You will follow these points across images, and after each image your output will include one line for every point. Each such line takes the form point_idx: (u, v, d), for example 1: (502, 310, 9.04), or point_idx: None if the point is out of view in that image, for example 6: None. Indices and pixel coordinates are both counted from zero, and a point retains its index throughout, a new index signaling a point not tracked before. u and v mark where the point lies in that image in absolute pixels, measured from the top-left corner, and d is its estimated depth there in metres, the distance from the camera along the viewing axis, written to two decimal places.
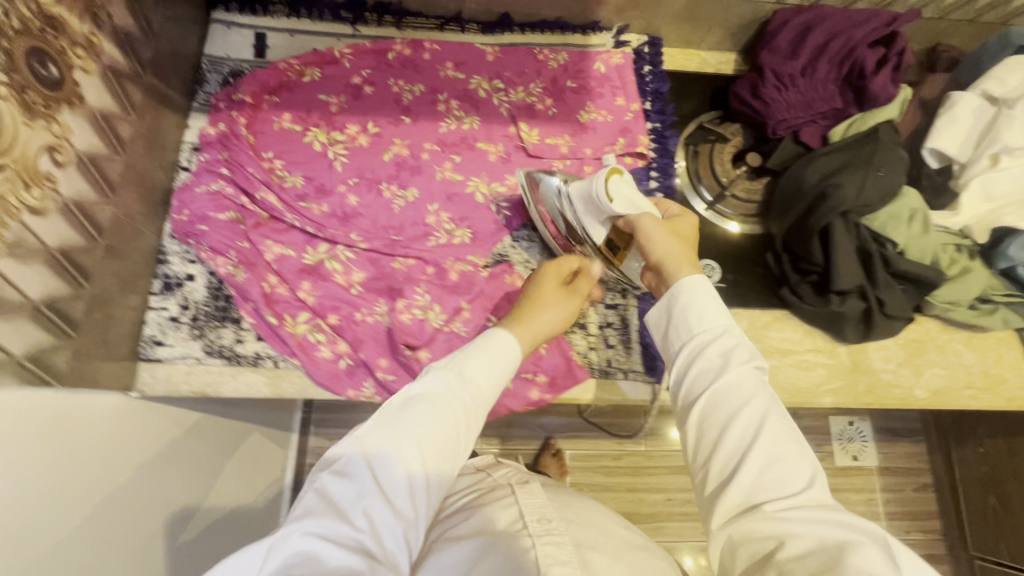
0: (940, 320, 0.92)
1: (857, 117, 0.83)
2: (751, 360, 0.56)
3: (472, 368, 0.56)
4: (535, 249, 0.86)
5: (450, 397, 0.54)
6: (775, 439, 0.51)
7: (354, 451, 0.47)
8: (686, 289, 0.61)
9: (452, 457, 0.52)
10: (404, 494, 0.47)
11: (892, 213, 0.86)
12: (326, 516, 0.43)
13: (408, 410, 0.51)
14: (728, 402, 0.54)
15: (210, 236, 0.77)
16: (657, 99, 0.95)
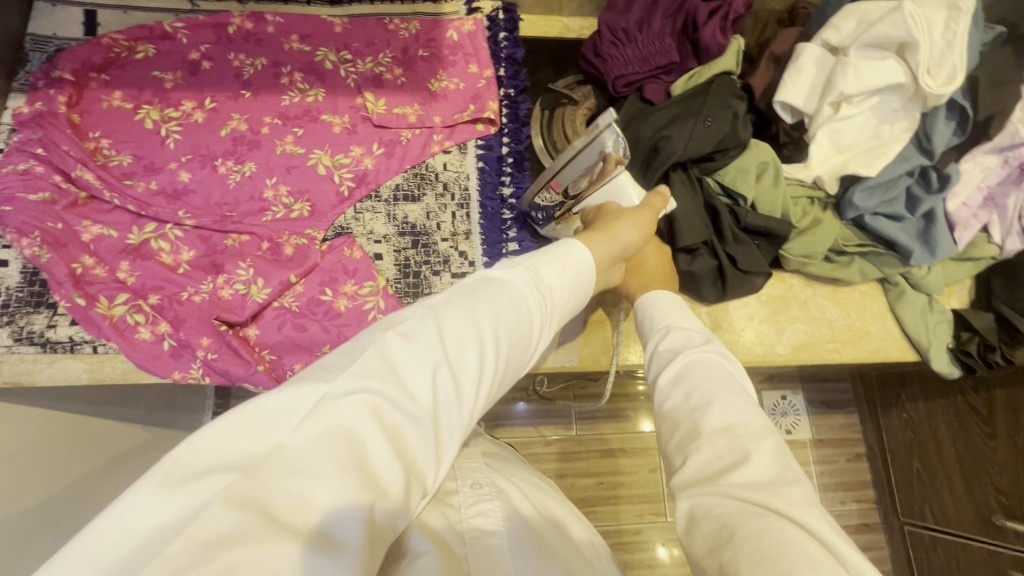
0: (803, 276, 0.90)
1: (697, 70, 0.82)
2: (711, 344, 0.58)
3: (565, 268, 0.53)
4: (379, 219, 0.84)
5: (538, 290, 0.50)
6: (739, 413, 0.49)
7: (422, 323, 0.43)
8: (646, 300, 0.68)
9: (522, 354, 0.48)
10: (469, 388, 0.43)
11: (740, 168, 0.84)
12: (387, 385, 0.39)
13: (486, 298, 0.47)
14: (693, 373, 0.54)
15: (15, 218, 0.73)
16: (510, 64, 0.94)
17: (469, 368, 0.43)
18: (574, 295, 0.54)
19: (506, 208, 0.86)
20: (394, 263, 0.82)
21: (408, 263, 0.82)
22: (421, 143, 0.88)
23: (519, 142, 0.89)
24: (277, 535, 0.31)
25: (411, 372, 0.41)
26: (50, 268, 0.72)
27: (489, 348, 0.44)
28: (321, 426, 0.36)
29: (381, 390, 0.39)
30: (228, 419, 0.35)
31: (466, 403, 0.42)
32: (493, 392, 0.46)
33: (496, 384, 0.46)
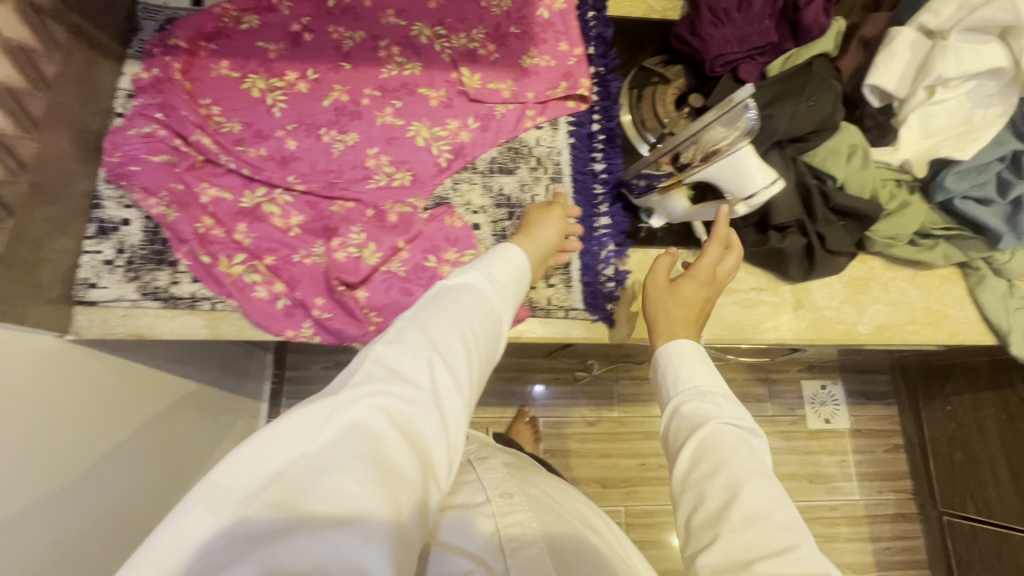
0: (883, 258, 0.92)
1: (794, 52, 0.84)
2: (734, 414, 0.56)
3: (504, 266, 0.56)
4: (476, 190, 0.86)
5: (495, 286, 0.54)
6: (769, 502, 0.48)
7: (414, 332, 0.46)
8: (677, 346, 0.62)
9: (501, 349, 0.52)
10: (463, 378, 0.46)
11: (831, 149, 0.86)
12: (392, 385, 0.42)
13: (460, 301, 0.50)
14: (717, 450, 0.53)
15: (142, 176, 0.76)
16: (600, 43, 0.95)
17: (455, 360, 0.46)
18: (521, 278, 0.58)
19: (598, 183, 0.88)
20: (491, 233, 0.85)
21: (505, 234, 0.85)
22: (515, 119, 0.90)
23: (611, 119, 0.91)
24: (318, 525, 0.34)
25: (404, 370, 0.43)
26: (175, 226, 0.76)
27: (468, 341, 0.48)
28: (331, 430, 0.39)
29: (390, 392, 0.42)
30: (255, 440, 0.38)
31: (463, 389, 0.45)
32: (482, 376, 0.50)
33: (484, 369, 0.50)
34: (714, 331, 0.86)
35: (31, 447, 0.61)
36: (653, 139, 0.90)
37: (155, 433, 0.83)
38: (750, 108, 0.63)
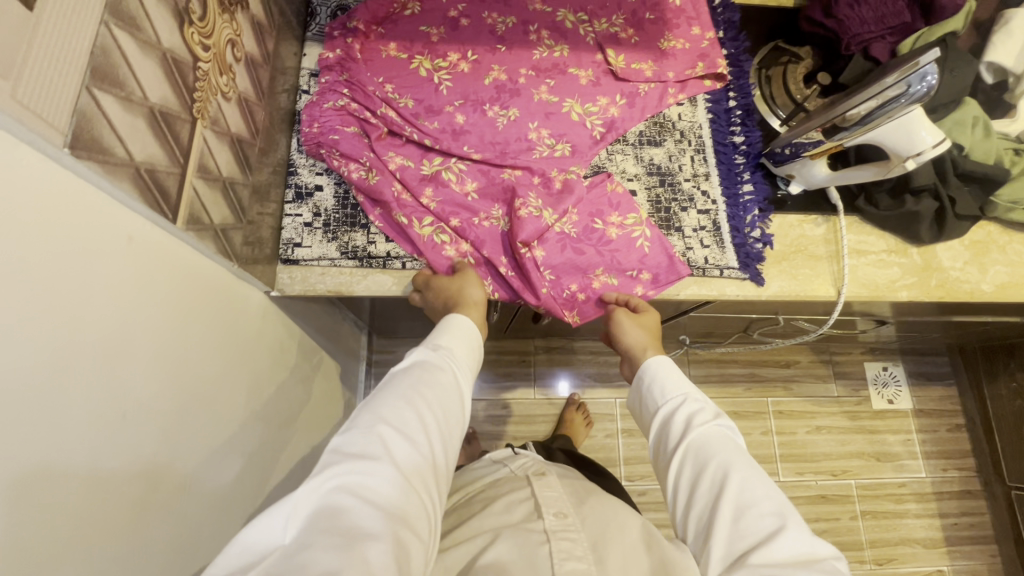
0: (999, 224, 0.99)
1: (923, 31, 0.91)
2: (716, 419, 0.66)
3: (452, 336, 0.69)
4: (630, 160, 0.93)
5: (451, 360, 0.66)
6: (746, 490, 0.57)
7: (375, 424, 0.54)
8: (651, 362, 0.75)
9: (455, 433, 0.60)
10: (420, 443, 0.55)
11: (958, 120, 0.91)
12: (347, 469, 0.49)
13: (408, 385, 0.59)
14: (700, 452, 0.62)
15: (341, 144, 0.84)
16: (729, 27, 1.03)
17: (410, 435, 0.54)
18: (468, 364, 0.68)
19: (739, 154, 0.95)
20: (647, 199, 0.92)
21: (659, 200, 0.92)
22: (659, 96, 0.97)
23: (746, 96, 0.98)
24: None
25: (367, 446, 0.52)
26: (376, 189, 0.83)
27: (425, 413, 0.57)
28: (312, 499, 0.46)
29: (346, 462, 0.49)
30: (236, 543, 0.43)
31: (423, 453, 0.54)
32: (446, 447, 0.58)
33: (441, 442, 0.57)
34: (853, 289, 0.92)
35: (172, 374, 0.55)
36: (784, 115, 0.97)
37: (261, 394, 0.77)
38: (919, 82, 0.70)
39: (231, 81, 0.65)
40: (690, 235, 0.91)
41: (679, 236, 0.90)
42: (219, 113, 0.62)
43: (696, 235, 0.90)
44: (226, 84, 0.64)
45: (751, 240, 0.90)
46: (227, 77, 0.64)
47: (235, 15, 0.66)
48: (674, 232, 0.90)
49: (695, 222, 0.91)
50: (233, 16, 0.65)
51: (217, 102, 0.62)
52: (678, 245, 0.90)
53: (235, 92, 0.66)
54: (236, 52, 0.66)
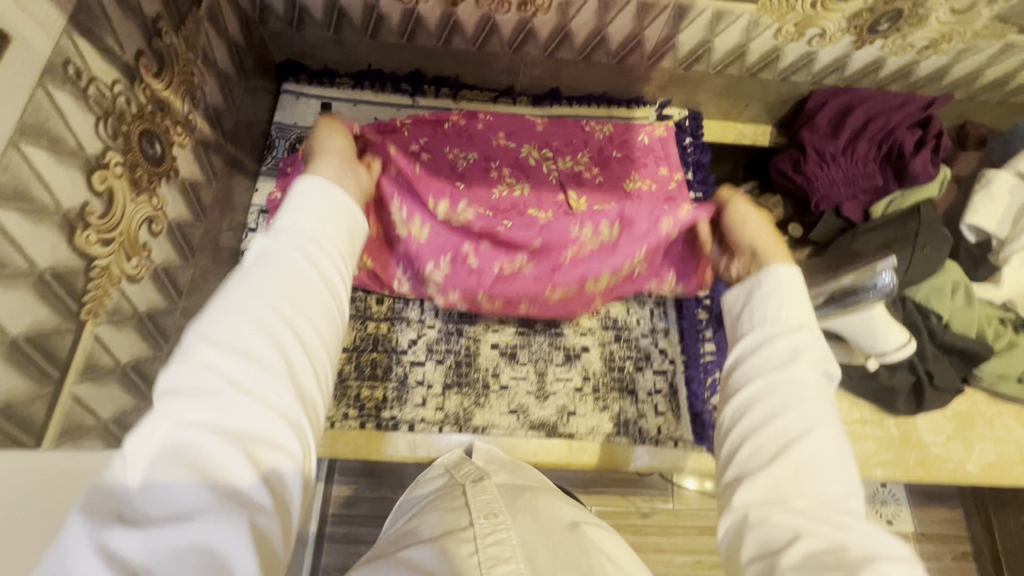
0: (987, 392, 0.91)
1: (897, 194, 0.87)
2: (824, 364, 0.49)
3: (301, 213, 0.49)
4: (585, 312, 0.89)
5: (310, 258, 0.47)
6: (829, 444, 0.44)
7: (208, 333, 0.40)
8: (775, 273, 0.55)
9: (321, 302, 0.45)
10: (265, 366, 0.39)
11: (936, 286, 0.86)
12: (179, 398, 0.37)
13: (254, 272, 0.44)
14: (793, 386, 0.47)
15: None
16: (699, 169, 0.99)
17: (254, 332, 0.40)
18: (334, 240, 0.50)
19: (701, 309, 0.90)
20: (600, 356, 0.86)
21: (613, 357, 0.86)
22: None
23: None
24: None
25: (189, 372, 0.38)
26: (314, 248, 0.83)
27: (275, 309, 0.42)
28: (141, 466, 0.35)
29: (169, 403, 0.37)
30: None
31: (269, 333, 0.41)
32: (311, 372, 0.42)
33: (308, 326, 0.43)
34: None
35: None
36: None
37: None
38: (871, 289, 0.66)
39: (143, 261, 0.62)
40: (644, 399, 0.85)
41: (632, 401, 0.84)
42: (122, 299, 0.59)
43: (650, 400, 0.84)
44: (135, 266, 0.61)
45: (708, 408, 0.84)
46: (138, 258, 0.61)
47: (158, 189, 0.64)
48: (626, 395, 0.84)
49: (650, 384, 0.86)
50: (154, 193, 0.63)
51: (120, 288, 0.59)
52: (630, 412, 0.84)
53: (149, 268, 0.63)
54: (155, 225, 0.64)
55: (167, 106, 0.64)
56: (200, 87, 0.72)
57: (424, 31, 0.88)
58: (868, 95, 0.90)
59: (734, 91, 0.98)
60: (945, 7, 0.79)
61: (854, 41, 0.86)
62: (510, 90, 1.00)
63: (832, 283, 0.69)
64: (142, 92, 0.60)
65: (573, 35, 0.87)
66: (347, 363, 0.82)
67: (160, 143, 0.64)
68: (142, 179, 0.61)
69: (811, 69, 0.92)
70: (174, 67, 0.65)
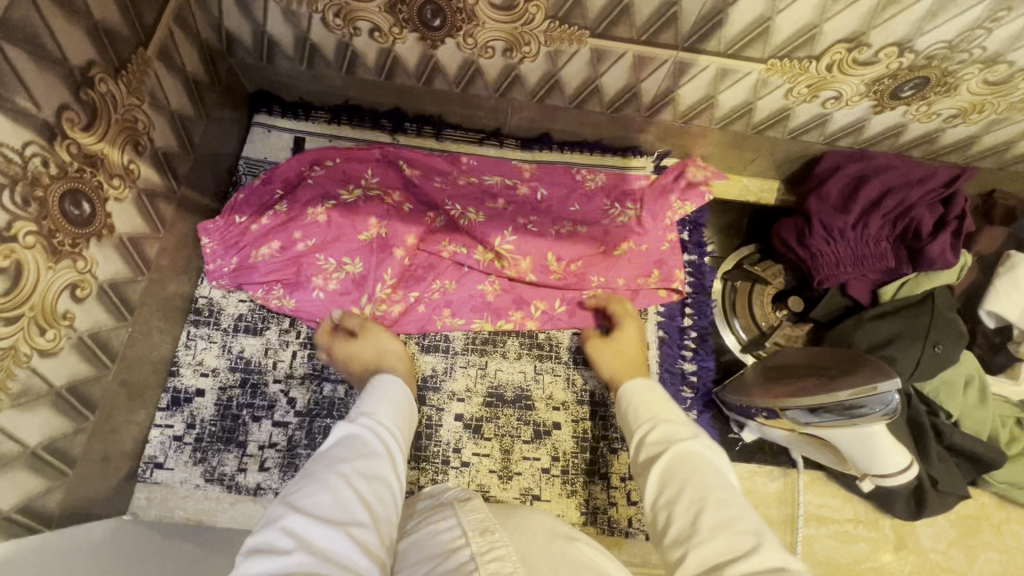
0: (995, 495, 0.84)
1: (910, 278, 0.79)
2: (696, 436, 0.54)
3: (377, 401, 0.61)
4: (559, 383, 0.82)
5: (379, 426, 0.57)
6: (734, 505, 0.46)
7: (289, 505, 0.45)
8: (633, 385, 0.63)
9: (383, 476, 0.52)
10: (342, 524, 0.44)
11: (947, 381, 0.78)
12: (271, 554, 0.41)
13: (330, 457, 0.52)
14: (677, 469, 0.50)
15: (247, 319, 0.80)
16: (695, 230, 0.92)
17: (334, 497, 0.46)
18: (396, 421, 0.60)
19: (687, 386, 0.83)
20: (572, 434, 0.80)
21: (586, 436, 0.80)
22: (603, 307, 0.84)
23: (704, 318, 0.87)
24: None
25: (278, 541, 0.42)
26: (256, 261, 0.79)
27: (348, 483, 0.48)
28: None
29: (258, 559, 0.40)
30: None
31: (353, 503, 0.47)
32: (376, 518, 0.47)
33: (373, 502, 0.48)
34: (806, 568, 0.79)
35: None
36: (744, 335, 0.87)
37: None
38: (873, 407, 0.59)
39: (62, 331, 0.57)
40: (616, 485, 0.78)
41: (603, 486, 0.78)
42: (32, 378, 0.54)
43: (624, 486, 0.78)
44: (51, 339, 0.56)
45: None
46: (55, 330, 0.56)
47: (86, 251, 0.59)
48: (597, 480, 0.78)
49: (625, 468, 0.79)
50: (79, 255, 0.58)
51: (29, 367, 0.53)
52: (599, 498, 0.78)
53: (71, 337, 0.59)
54: (80, 291, 0.59)
55: (100, 161, 0.59)
56: (146, 134, 0.66)
57: (402, 70, 0.81)
58: (887, 166, 0.82)
59: (738, 146, 0.90)
60: (979, 78, 0.70)
61: (873, 106, 0.77)
62: (497, 133, 0.93)
63: (828, 395, 0.61)
64: (66, 150, 0.54)
65: (563, 83, 0.79)
66: (298, 428, 0.77)
67: (91, 202, 0.58)
68: (63, 245, 0.55)
69: (825, 130, 0.84)
70: (110, 117, 0.60)
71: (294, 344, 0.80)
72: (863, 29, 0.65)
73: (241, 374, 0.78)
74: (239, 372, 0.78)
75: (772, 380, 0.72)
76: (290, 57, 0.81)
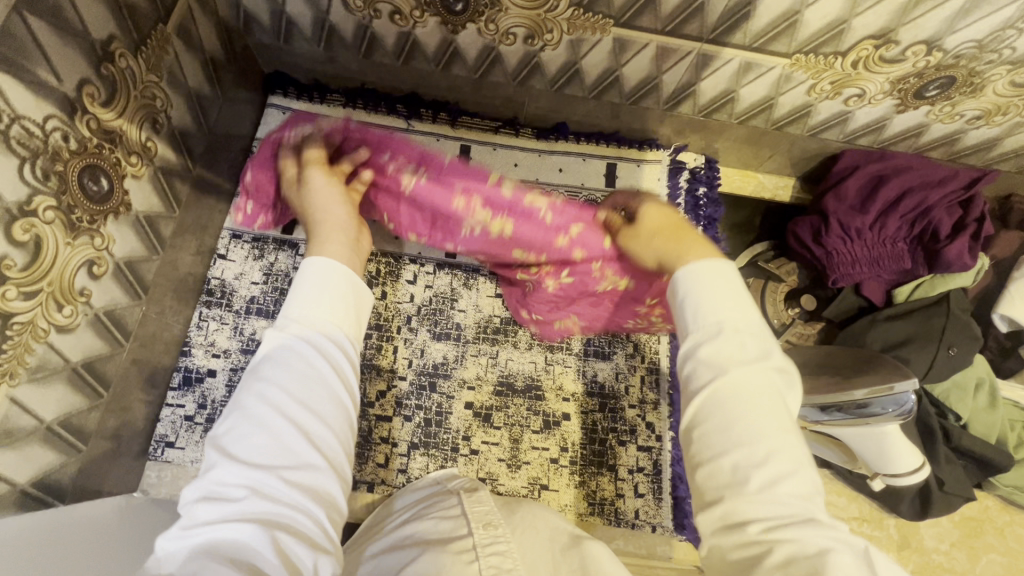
0: (1000, 499, 0.84)
1: (926, 279, 0.79)
2: (764, 359, 0.43)
3: (304, 296, 0.49)
4: (570, 375, 0.82)
5: (314, 330, 0.47)
6: (788, 460, 0.39)
7: (221, 448, 0.41)
8: (692, 271, 0.48)
9: (326, 393, 0.45)
10: (284, 468, 0.41)
11: (958, 384, 0.78)
12: (208, 506, 0.39)
13: (260, 378, 0.45)
14: (737, 404, 0.41)
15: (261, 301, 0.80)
16: (710, 225, 0.90)
17: (265, 436, 0.41)
18: (341, 321, 0.49)
19: None
20: (581, 425, 0.80)
21: (596, 428, 0.80)
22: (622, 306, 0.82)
23: None
24: None
25: (215, 493, 0.39)
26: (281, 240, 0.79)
27: (283, 418, 0.42)
28: (176, 560, 0.37)
29: (201, 508, 0.39)
30: None
31: (287, 439, 0.41)
32: (321, 447, 0.43)
33: (315, 430, 0.43)
34: None
35: None
36: None
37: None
38: (885, 407, 0.59)
39: (79, 308, 0.57)
40: (624, 477, 0.79)
41: (611, 478, 0.78)
42: (49, 354, 0.54)
43: (631, 478, 0.78)
44: (68, 316, 0.56)
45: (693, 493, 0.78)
46: (72, 307, 0.56)
47: (103, 227, 0.58)
48: (605, 471, 0.78)
49: (633, 461, 0.79)
50: (97, 232, 0.57)
51: (46, 342, 0.53)
52: (607, 489, 0.78)
53: (87, 314, 0.59)
54: (97, 268, 0.59)
55: (118, 137, 0.59)
56: (164, 111, 0.66)
57: (421, 55, 0.80)
58: (908, 166, 0.81)
59: (756, 141, 0.89)
60: (1006, 79, 0.69)
61: (896, 104, 0.76)
62: (512, 121, 0.92)
63: (842, 393, 0.61)
64: (85, 124, 0.54)
65: (583, 73, 0.79)
66: None
67: (109, 178, 0.58)
68: (80, 220, 0.55)
69: (845, 128, 0.83)
70: (129, 92, 0.59)
71: None
72: (892, 25, 0.63)
73: (253, 356, 0.78)
74: (251, 354, 0.78)
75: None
76: (308, 38, 0.80)
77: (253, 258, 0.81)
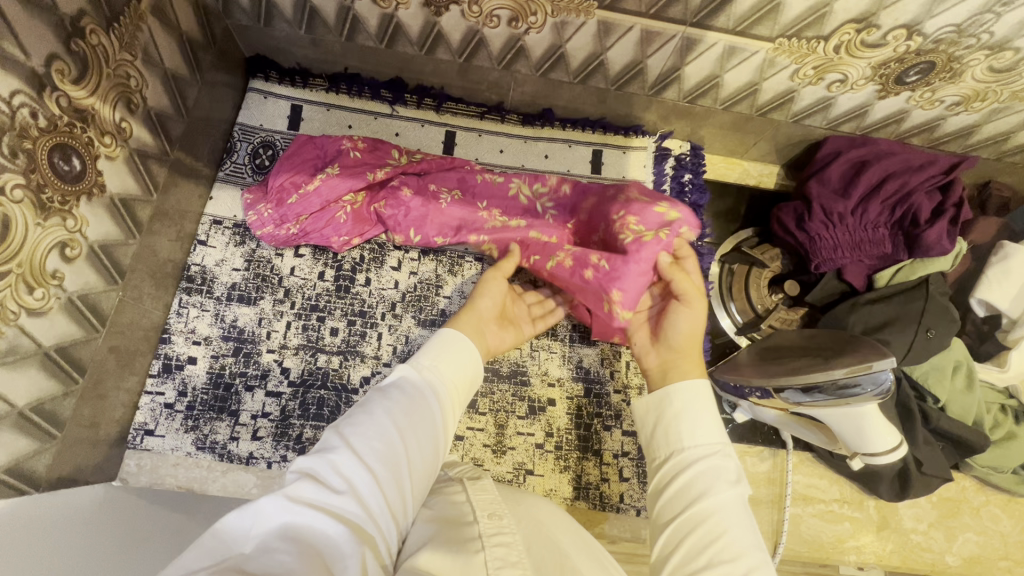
0: (977, 480, 0.86)
1: (906, 263, 0.80)
2: (739, 485, 0.52)
3: (439, 348, 0.60)
4: (555, 360, 0.82)
5: (439, 384, 0.57)
6: (759, 568, 0.46)
7: (345, 440, 0.48)
8: (681, 403, 0.57)
9: (433, 435, 0.52)
10: (387, 484, 0.46)
11: (936, 366, 0.79)
12: (317, 483, 0.44)
13: (391, 399, 0.53)
14: (715, 513, 0.49)
15: (241, 287, 0.79)
16: (695, 212, 0.91)
17: (382, 445, 0.48)
18: (459, 385, 0.59)
19: None
20: (567, 410, 0.80)
21: (582, 412, 0.80)
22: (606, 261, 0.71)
23: None
24: None
25: (329, 477, 0.45)
26: (269, 231, 0.79)
27: (399, 436, 0.50)
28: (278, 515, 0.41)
29: (309, 485, 0.44)
30: None
31: (395, 459, 0.48)
32: (415, 481, 0.49)
33: (415, 462, 0.49)
34: (791, 546, 0.81)
35: None
36: (740, 318, 0.88)
37: None
38: (865, 387, 0.60)
39: (51, 291, 0.56)
40: (610, 462, 0.79)
41: (596, 462, 0.78)
42: (19, 337, 0.53)
43: (617, 463, 0.79)
44: (40, 298, 0.54)
45: None
46: (44, 289, 0.55)
47: (76, 209, 0.57)
48: (591, 456, 0.79)
49: (618, 446, 0.79)
50: (69, 214, 0.56)
51: (17, 325, 0.52)
52: (592, 474, 0.78)
53: (60, 298, 0.58)
54: (70, 250, 0.57)
55: (91, 116, 0.57)
56: (139, 92, 0.64)
57: (404, 38, 0.79)
58: (889, 152, 0.82)
59: (740, 128, 0.89)
60: (984, 64, 0.70)
61: (877, 90, 0.77)
62: (498, 107, 0.92)
63: (822, 372, 0.62)
64: (54, 102, 0.52)
65: (568, 57, 0.78)
66: (292, 399, 0.76)
67: (81, 158, 0.56)
68: (51, 201, 0.53)
69: (828, 115, 0.84)
70: (101, 71, 0.58)
71: (288, 315, 0.79)
72: (873, 9, 0.64)
73: (234, 343, 0.77)
74: (232, 341, 0.77)
75: (767, 360, 0.72)
76: (289, 20, 0.78)
77: (234, 245, 0.80)
